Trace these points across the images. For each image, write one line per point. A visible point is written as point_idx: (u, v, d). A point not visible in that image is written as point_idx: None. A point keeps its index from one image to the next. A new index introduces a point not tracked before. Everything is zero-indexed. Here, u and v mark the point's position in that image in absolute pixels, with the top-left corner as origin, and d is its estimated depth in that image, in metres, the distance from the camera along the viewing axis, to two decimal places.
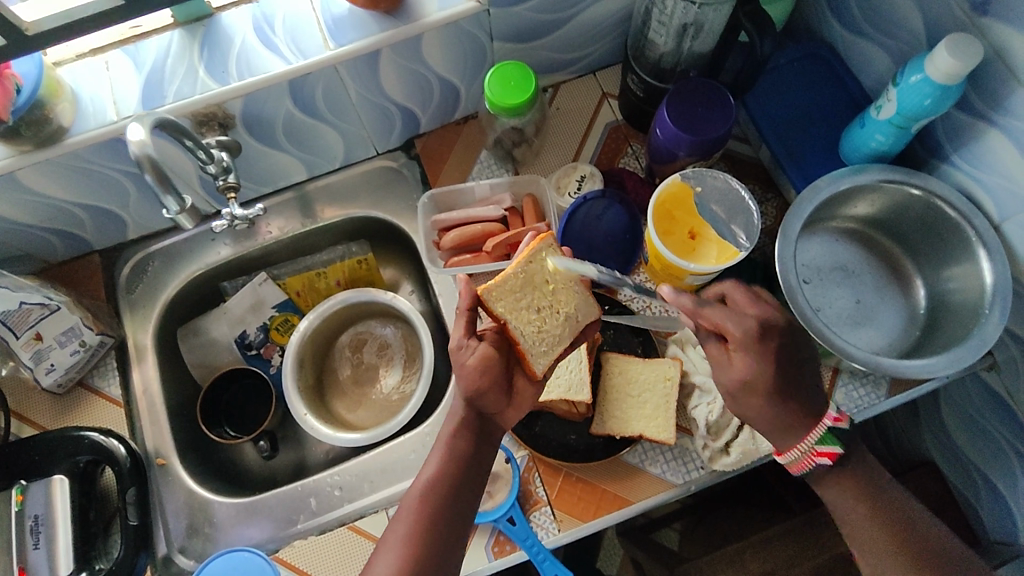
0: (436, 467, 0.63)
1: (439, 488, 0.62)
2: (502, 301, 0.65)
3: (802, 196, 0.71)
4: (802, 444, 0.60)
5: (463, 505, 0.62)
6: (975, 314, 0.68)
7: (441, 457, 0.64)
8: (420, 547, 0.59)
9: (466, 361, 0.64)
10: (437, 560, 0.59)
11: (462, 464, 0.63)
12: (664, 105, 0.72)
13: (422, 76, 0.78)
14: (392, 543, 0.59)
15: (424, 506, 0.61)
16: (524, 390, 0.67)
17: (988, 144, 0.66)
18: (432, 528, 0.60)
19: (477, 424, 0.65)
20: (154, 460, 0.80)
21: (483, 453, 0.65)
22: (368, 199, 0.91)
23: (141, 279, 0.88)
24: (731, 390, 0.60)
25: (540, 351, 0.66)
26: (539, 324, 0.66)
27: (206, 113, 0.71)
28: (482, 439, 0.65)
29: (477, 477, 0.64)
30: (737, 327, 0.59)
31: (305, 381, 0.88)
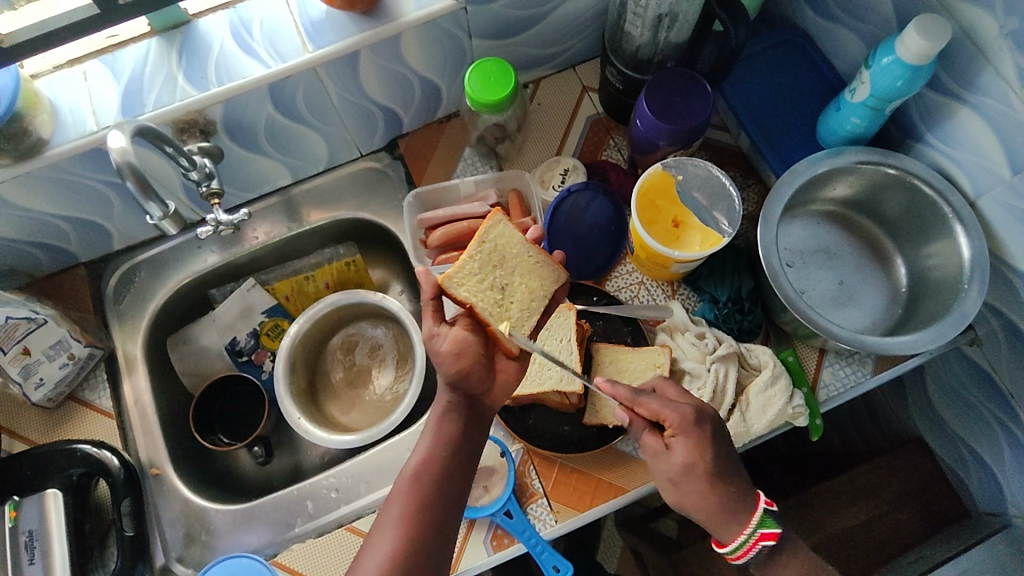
0: (428, 449, 0.63)
1: (432, 471, 0.62)
2: (465, 286, 0.67)
3: (782, 179, 0.72)
4: (746, 530, 0.60)
5: (456, 487, 0.63)
6: (954, 290, 0.69)
7: (432, 440, 0.64)
8: (414, 528, 0.59)
9: (441, 349, 0.64)
10: (431, 543, 0.59)
11: (453, 447, 0.64)
12: (643, 96, 0.73)
13: (402, 76, 0.79)
14: (385, 526, 0.59)
15: (417, 489, 0.61)
16: (507, 369, 0.68)
17: (961, 122, 0.67)
18: (426, 509, 0.60)
19: (465, 406, 0.65)
20: (148, 471, 0.80)
21: (473, 435, 0.65)
22: (353, 201, 0.91)
23: (128, 289, 0.88)
24: (674, 478, 0.61)
25: (513, 326, 0.67)
26: (507, 300, 0.68)
27: (186, 120, 0.71)
28: (473, 422, 0.66)
29: (468, 459, 0.64)
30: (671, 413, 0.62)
31: (297, 385, 0.88)
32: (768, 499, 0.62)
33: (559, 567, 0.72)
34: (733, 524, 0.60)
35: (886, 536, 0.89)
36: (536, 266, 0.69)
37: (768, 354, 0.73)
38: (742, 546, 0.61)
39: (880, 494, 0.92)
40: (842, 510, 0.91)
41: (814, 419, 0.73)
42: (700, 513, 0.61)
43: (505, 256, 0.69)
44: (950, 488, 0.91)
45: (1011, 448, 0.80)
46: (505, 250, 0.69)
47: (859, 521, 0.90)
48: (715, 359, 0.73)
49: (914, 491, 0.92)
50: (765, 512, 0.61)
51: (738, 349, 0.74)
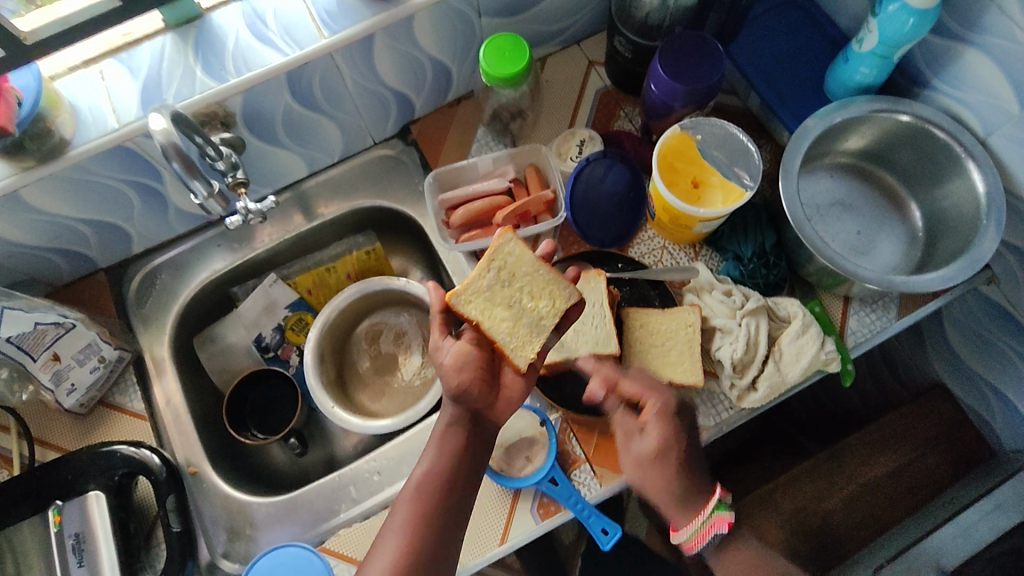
0: (430, 463, 0.64)
1: (435, 482, 0.63)
2: (473, 305, 0.67)
3: (797, 133, 0.74)
4: (700, 515, 0.66)
5: (459, 497, 0.63)
6: (973, 226, 0.71)
7: (432, 455, 0.64)
8: (417, 540, 0.60)
9: (444, 362, 0.67)
10: (436, 551, 0.60)
11: (457, 459, 0.64)
12: (657, 61, 0.74)
13: (414, 58, 0.79)
14: (389, 537, 0.60)
15: (421, 499, 0.62)
16: (512, 384, 0.68)
17: (967, 63, 0.69)
18: (428, 520, 0.61)
19: (469, 419, 0.66)
20: (186, 469, 0.80)
21: (478, 448, 0.66)
22: (369, 190, 0.92)
23: (150, 293, 0.88)
24: (642, 460, 0.67)
25: (516, 339, 0.67)
26: (519, 317, 0.67)
27: (207, 113, 0.71)
28: (476, 435, 0.66)
29: (471, 472, 0.65)
30: (659, 400, 0.69)
31: (327, 376, 0.89)
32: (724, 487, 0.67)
33: (608, 530, 0.72)
34: (682, 514, 0.67)
35: (916, 482, 0.91)
36: (544, 286, 0.67)
37: (797, 305, 0.74)
38: (702, 526, 0.66)
39: (907, 441, 0.93)
40: (873, 458, 0.92)
41: (846, 364, 0.75)
42: (656, 493, 0.68)
43: (513, 275, 0.68)
44: (975, 429, 0.93)
45: None
46: (512, 269, 0.68)
47: (890, 469, 0.91)
48: (745, 313, 0.74)
49: (941, 436, 0.93)
50: (720, 499, 0.67)
51: (766, 302, 0.75)
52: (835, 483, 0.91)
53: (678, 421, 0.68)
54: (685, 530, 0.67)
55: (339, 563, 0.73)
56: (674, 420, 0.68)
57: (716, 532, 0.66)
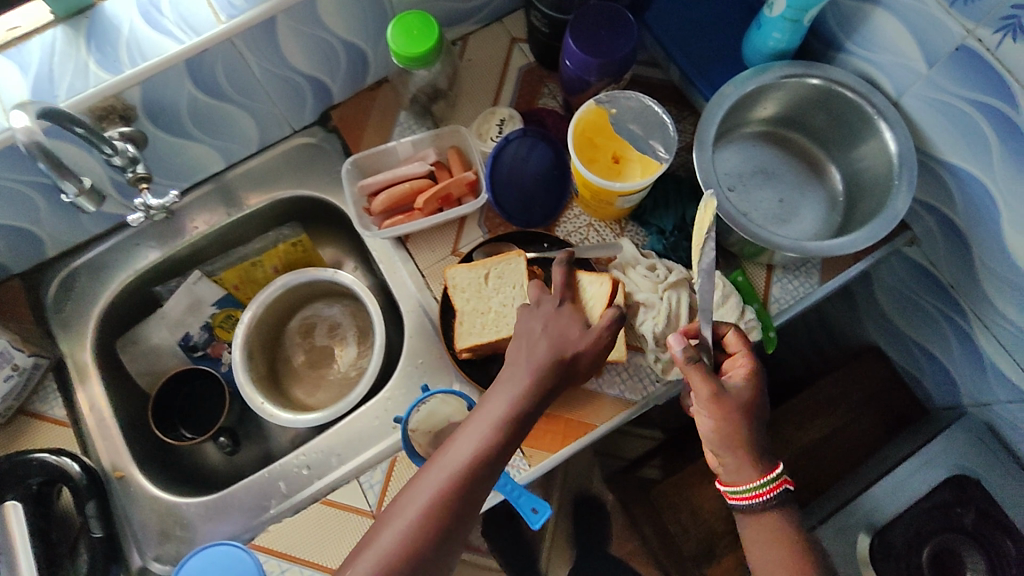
0: (477, 432, 0.58)
1: (458, 468, 0.56)
2: (461, 297, 0.75)
3: (711, 103, 0.73)
4: (772, 472, 0.62)
5: (491, 477, 0.57)
6: (887, 188, 0.71)
7: (500, 415, 0.59)
8: (437, 511, 0.54)
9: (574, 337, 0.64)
10: (447, 536, 0.54)
11: (486, 447, 0.57)
12: (569, 35, 0.73)
13: (323, 40, 0.77)
14: (400, 513, 0.55)
15: (441, 481, 0.55)
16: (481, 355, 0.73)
17: (875, 25, 0.69)
18: (441, 505, 0.54)
19: (516, 404, 0.59)
20: (112, 474, 0.78)
21: (514, 436, 0.59)
22: (292, 179, 0.90)
23: (69, 296, 0.85)
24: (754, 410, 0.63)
25: (476, 335, 0.73)
26: (486, 321, 0.73)
27: (104, 107, 0.68)
28: (547, 399, 0.61)
29: (517, 444, 0.59)
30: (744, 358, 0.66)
31: (258, 373, 0.87)
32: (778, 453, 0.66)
33: (537, 508, 0.69)
34: (751, 472, 0.62)
35: (850, 444, 0.94)
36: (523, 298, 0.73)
37: (717, 275, 0.74)
38: (773, 483, 0.62)
39: (841, 405, 0.96)
40: (808, 423, 0.95)
41: (768, 332, 0.75)
42: (730, 452, 0.62)
43: (502, 283, 0.74)
44: (908, 389, 0.96)
45: (957, 340, 0.84)
46: (505, 278, 0.74)
47: (821, 435, 0.95)
48: (667, 287, 0.74)
49: (872, 399, 0.96)
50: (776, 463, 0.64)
51: (688, 276, 0.75)
52: (774, 449, 0.93)
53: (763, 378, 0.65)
54: (742, 487, 0.62)
55: (270, 560, 0.72)
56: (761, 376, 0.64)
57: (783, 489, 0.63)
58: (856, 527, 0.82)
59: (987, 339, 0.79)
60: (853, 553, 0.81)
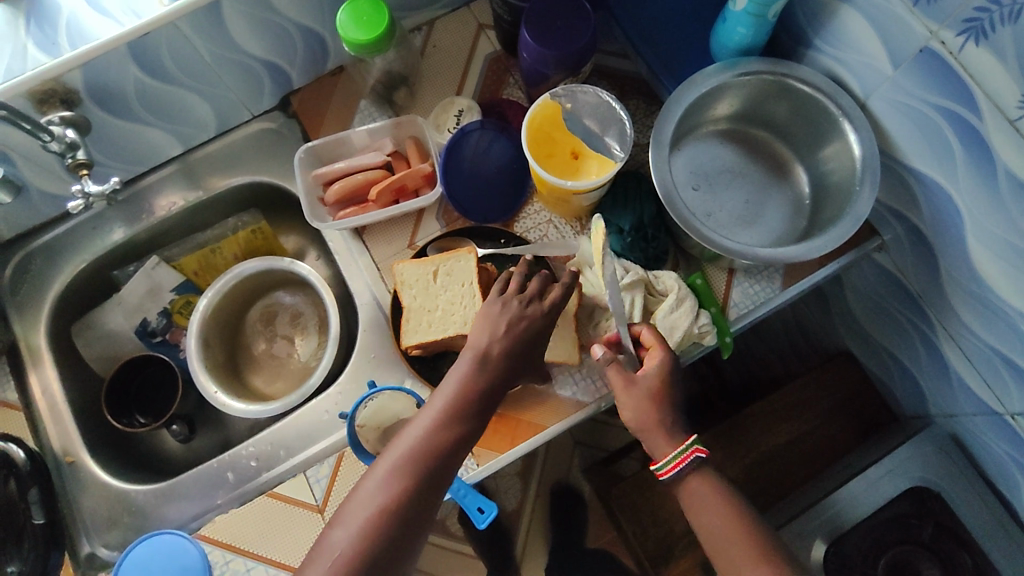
0: (426, 425, 0.59)
1: (404, 467, 0.56)
2: (408, 297, 0.74)
3: (671, 99, 0.71)
4: (683, 442, 0.64)
5: (445, 467, 0.58)
6: (849, 192, 0.69)
7: (450, 404, 0.60)
8: (392, 505, 0.55)
9: (500, 327, 0.63)
10: (399, 536, 0.54)
11: (432, 445, 0.58)
12: (524, 25, 0.70)
13: (275, 24, 0.75)
14: (350, 518, 0.55)
15: (389, 481, 0.56)
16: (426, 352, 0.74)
17: (842, 22, 0.66)
18: (390, 504, 0.55)
19: (459, 399, 0.60)
20: (63, 459, 0.78)
21: (463, 434, 0.60)
22: (252, 165, 0.88)
23: (25, 279, 0.84)
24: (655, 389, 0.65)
25: (422, 332, 0.73)
26: (433, 319, 0.73)
27: (45, 91, 0.67)
28: (499, 382, 0.62)
29: (468, 438, 0.60)
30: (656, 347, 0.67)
31: (214, 361, 0.86)
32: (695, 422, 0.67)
33: (483, 508, 0.70)
34: (661, 445, 0.65)
35: (817, 449, 0.92)
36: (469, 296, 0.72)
37: (673, 278, 0.73)
38: (682, 454, 0.64)
39: (809, 410, 0.94)
40: (776, 427, 0.93)
41: (723, 337, 0.73)
42: (647, 433, 0.65)
43: (450, 279, 0.73)
44: (878, 396, 0.95)
45: (923, 348, 0.82)
46: (452, 274, 0.74)
47: (790, 438, 0.93)
48: (621, 288, 0.72)
49: (843, 405, 0.95)
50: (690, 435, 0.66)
51: (645, 276, 0.73)
52: (736, 451, 0.92)
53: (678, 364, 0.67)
54: (660, 461, 0.64)
55: (214, 550, 0.72)
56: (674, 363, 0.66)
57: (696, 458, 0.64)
58: (811, 534, 0.81)
59: (952, 350, 0.77)
60: (806, 560, 0.80)
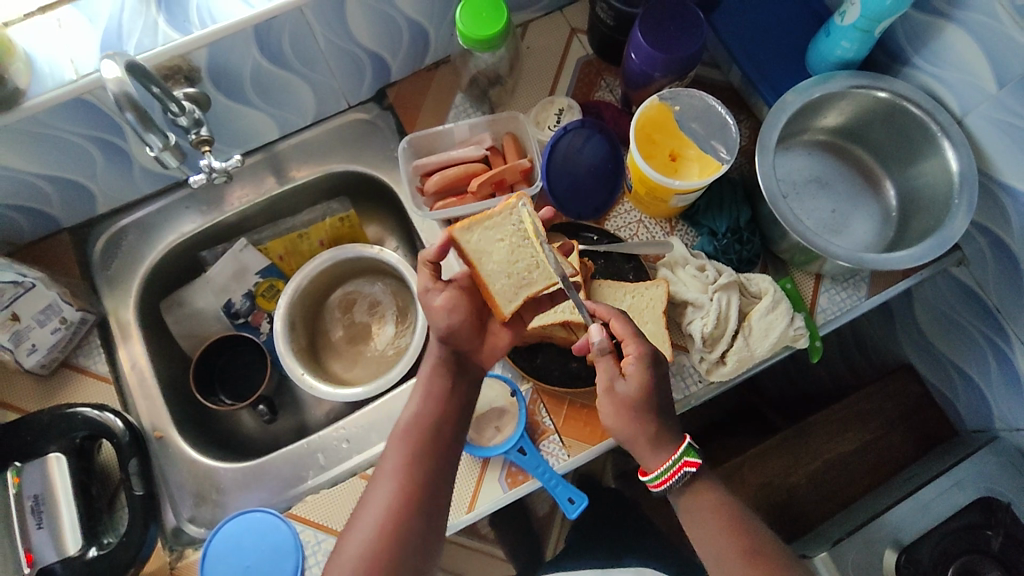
0: (420, 396, 0.67)
1: (418, 428, 0.65)
2: (491, 217, 0.68)
3: (774, 109, 0.74)
4: (671, 456, 0.62)
5: (443, 427, 0.67)
6: (944, 207, 0.71)
7: (425, 396, 0.67)
8: (410, 466, 0.63)
9: (435, 303, 0.68)
10: (427, 485, 0.63)
11: (441, 400, 0.67)
12: (637, 28, 0.72)
13: (389, 17, 0.77)
14: (381, 483, 0.63)
15: (409, 439, 0.65)
16: (498, 333, 0.71)
17: (948, 41, 0.69)
18: (414, 460, 0.63)
19: (453, 363, 0.69)
20: (152, 434, 0.79)
21: (461, 392, 0.69)
22: (343, 154, 0.90)
23: (115, 253, 0.85)
24: (630, 402, 0.62)
25: (516, 297, 0.69)
26: (524, 266, 0.68)
27: (170, 66, 0.68)
28: (458, 374, 0.69)
29: (459, 399, 0.68)
30: (637, 348, 0.63)
31: (298, 344, 0.87)
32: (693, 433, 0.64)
33: (574, 499, 0.73)
34: (652, 455, 0.63)
35: (881, 459, 0.94)
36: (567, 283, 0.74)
37: (768, 281, 0.75)
38: (670, 469, 0.62)
39: (871, 421, 0.96)
40: (839, 436, 0.96)
41: (814, 341, 0.76)
42: (623, 432, 0.63)
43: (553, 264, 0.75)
44: (939, 409, 0.97)
45: (996, 362, 0.84)
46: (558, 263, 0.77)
47: (854, 447, 0.95)
48: (717, 288, 0.74)
49: (907, 415, 0.97)
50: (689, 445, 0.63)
51: (738, 279, 0.76)
52: (800, 458, 0.95)
53: (660, 369, 0.63)
54: (654, 472, 0.63)
55: (305, 529, 0.72)
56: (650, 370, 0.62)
57: (685, 471, 0.63)
58: (883, 541, 0.82)
59: None
60: (877, 565, 0.81)
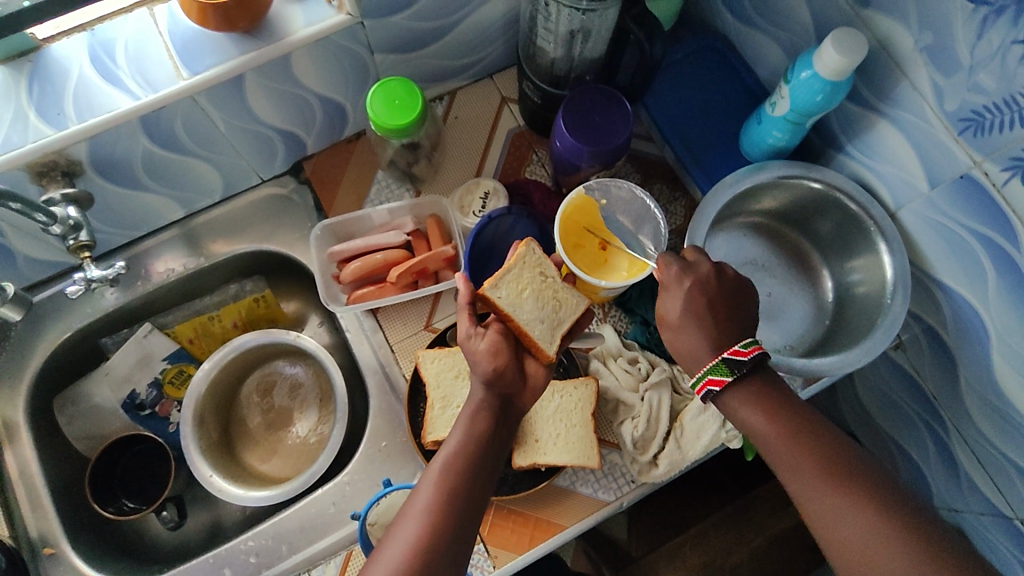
0: (462, 430, 0.58)
1: (461, 463, 0.56)
2: (509, 270, 0.66)
3: (706, 200, 0.71)
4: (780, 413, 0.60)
5: (485, 471, 0.57)
6: (878, 305, 0.68)
7: (468, 431, 0.58)
8: (445, 505, 0.53)
9: (479, 346, 0.61)
10: (458, 532, 0.52)
11: (485, 442, 0.58)
12: (561, 115, 0.68)
13: (298, 97, 0.72)
14: (408, 519, 0.52)
15: (448, 475, 0.55)
16: (536, 373, 0.64)
17: (880, 134, 0.67)
18: (451, 501, 0.53)
19: (497, 408, 0.60)
20: (42, 550, 0.72)
21: (503, 438, 0.60)
22: (258, 232, 0.84)
23: (1, 347, 0.78)
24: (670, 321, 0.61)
25: (554, 338, 0.65)
26: (552, 309, 0.66)
27: (45, 163, 0.62)
28: (499, 420, 0.60)
29: (500, 444, 0.59)
30: (662, 272, 0.63)
31: (209, 439, 0.81)
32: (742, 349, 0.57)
33: None
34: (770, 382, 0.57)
35: None
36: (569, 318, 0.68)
37: None
38: None
39: None
40: (782, 511, 0.94)
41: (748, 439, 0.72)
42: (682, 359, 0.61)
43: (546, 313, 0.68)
44: None
45: (934, 446, 0.82)
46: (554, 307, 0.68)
47: (796, 521, 0.93)
48: (648, 386, 0.71)
49: None
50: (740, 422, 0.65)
51: (671, 373, 0.73)
52: (743, 535, 0.93)
53: (687, 281, 0.61)
54: None
55: None
56: (690, 276, 0.61)
57: None
58: None
59: (964, 453, 0.77)
60: None
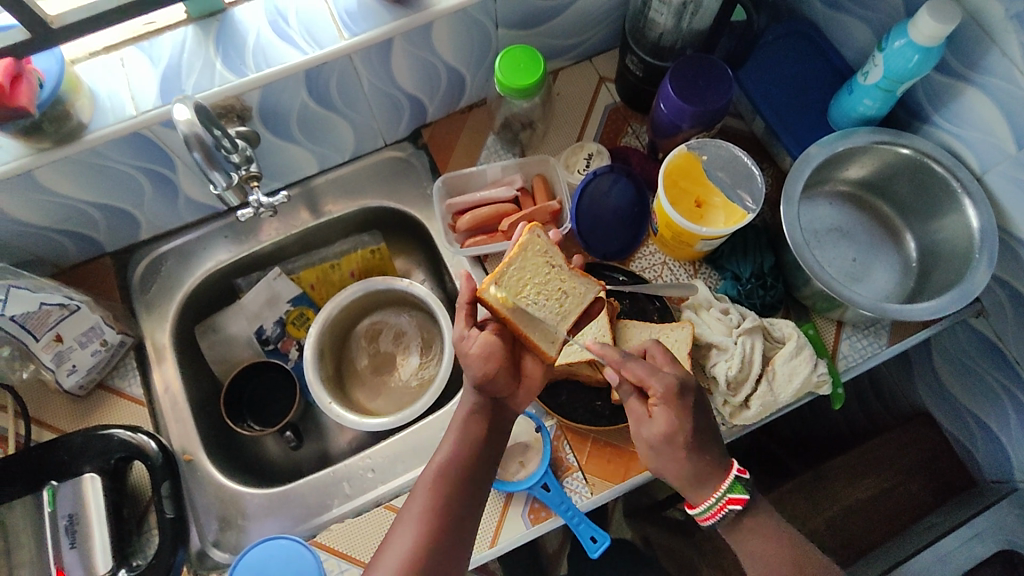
0: (455, 437, 0.68)
1: (455, 468, 0.66)
2: (512, 265, 0.68)
3: (800, 160, 0.76)
4: (716, 494, 0.63)
5: (476, 472, 0.67)
6: (966, 261, 0.73)
7: (459, 439, 0.68)
8: (439, 508, 0.63)
9: (470, 350, 0.69)
10: (456, 527, 0.63)
11: (478, 444, 0.68)
12: (668, 80, 0.76)
13: (430, 65, 0.81)
14: (408, 521, 0.63)
15: (443, 481, 0.65)
16: (534, 371, 0.72)
17: (967, 102, 0.72)
18: (445, 504, 0.64)
19: (490, 409, 0.70)
20: (181, 457, 0.80)
21: (496, 438, 0.69)
22: (377, 190, 0.93)
23: (154, 279, 0.88)
24: (654, 443, 0.64)
25: (557, 337, 0.70)
26: (556, 303, 0.70)
27: (224, 106, 0.72)
28: (491, 422, 0.69)
29: (492, 444, 0.69)
30: (659, 386, 0.63)
31: (327, 372, 0.89)
32: (742, 467, 0.64)
33: (596, 538, 0.74)
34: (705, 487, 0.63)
35: (900, 505, 0.94)
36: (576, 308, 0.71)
37: (792, 326, 0.77)
38: (709, 509, 0.64)
39: (889, 467, 0.97)
40: (857, 481, 0.97)
41: (836, 388, 0.77)
42: (671, 477, 0.65)
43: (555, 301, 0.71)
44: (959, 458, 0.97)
45: (1017, 414, 0.85)
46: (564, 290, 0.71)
47: (874, 492, 0.96)
48: (742, 331, 0.75)
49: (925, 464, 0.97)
50: (737, 478, 0.64)
51: (762, 322, 0.77)
52: (820, 504, 0.96)
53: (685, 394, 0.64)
54: (700, 507, 0.64)
55: (329, 559, 0.73)
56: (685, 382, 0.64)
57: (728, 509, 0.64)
58: None
59: None
60: None
